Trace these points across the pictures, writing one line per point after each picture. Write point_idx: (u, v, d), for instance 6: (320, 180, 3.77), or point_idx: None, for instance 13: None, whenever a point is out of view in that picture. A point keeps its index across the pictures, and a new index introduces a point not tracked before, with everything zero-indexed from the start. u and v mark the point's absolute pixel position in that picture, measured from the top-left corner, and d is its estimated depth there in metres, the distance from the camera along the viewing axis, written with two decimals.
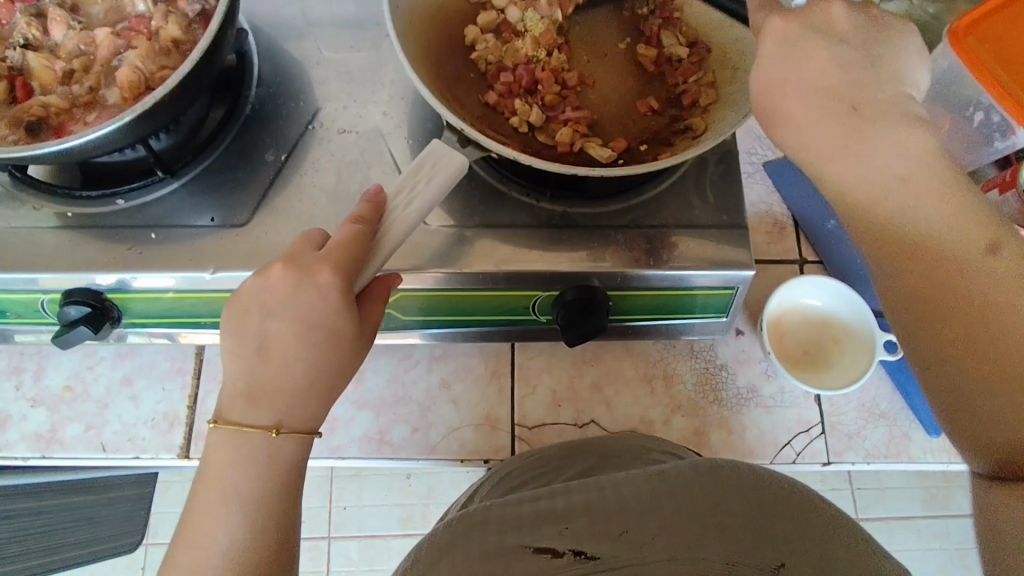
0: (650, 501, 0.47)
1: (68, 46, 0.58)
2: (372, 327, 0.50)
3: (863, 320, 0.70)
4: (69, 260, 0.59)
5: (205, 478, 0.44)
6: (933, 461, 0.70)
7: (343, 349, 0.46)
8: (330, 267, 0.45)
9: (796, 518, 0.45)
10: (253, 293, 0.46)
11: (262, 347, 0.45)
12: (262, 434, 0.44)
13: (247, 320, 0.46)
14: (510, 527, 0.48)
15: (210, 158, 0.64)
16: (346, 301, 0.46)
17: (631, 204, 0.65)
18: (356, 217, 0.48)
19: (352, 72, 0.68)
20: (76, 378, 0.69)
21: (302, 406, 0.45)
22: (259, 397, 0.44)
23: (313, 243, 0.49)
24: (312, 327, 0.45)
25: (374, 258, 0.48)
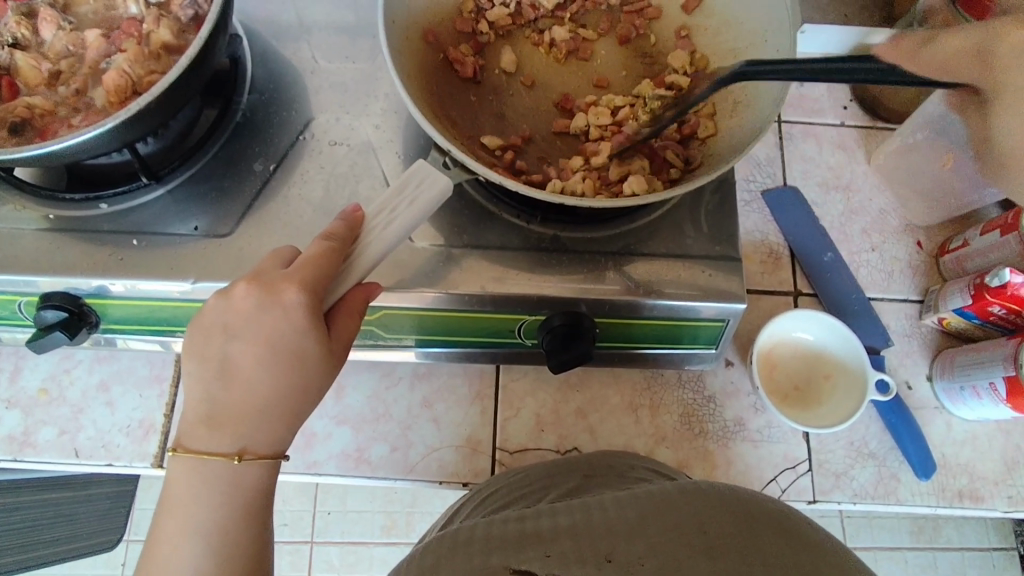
0: (639, 522, 0.44)
1: (57, 46, 0.57)
2: (344, 345, 0.47)
3: (857, 358, 0.68)
4: (47, 263, 0.58)
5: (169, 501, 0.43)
6: (921, 504, 0.68)
7: (310, 371, 0.45)
8: (296, 285, 0.44)
9: (792, 548, 0.43)
10: (215, 312, 0.45)
11: (223, 368, 0.44)
12: (225, 461, 0.43)
13: (212, 340, 0.45)
14: (494, 547, 0.45)
15: (198, 165, 0.63)
16: (313, 322, 0.44)
17: (623, 231, 0.63)
18: (329, 235, 0.47)
19: (346, 83, 0.67)
20: (52, 380, 0.68)
21: (267, 429, 0.44)
22: (221, 422, 0.44)
23: (282, 260, 0.48)
24: (276, 347, 0.44)
25: (347, 276, 0.47)
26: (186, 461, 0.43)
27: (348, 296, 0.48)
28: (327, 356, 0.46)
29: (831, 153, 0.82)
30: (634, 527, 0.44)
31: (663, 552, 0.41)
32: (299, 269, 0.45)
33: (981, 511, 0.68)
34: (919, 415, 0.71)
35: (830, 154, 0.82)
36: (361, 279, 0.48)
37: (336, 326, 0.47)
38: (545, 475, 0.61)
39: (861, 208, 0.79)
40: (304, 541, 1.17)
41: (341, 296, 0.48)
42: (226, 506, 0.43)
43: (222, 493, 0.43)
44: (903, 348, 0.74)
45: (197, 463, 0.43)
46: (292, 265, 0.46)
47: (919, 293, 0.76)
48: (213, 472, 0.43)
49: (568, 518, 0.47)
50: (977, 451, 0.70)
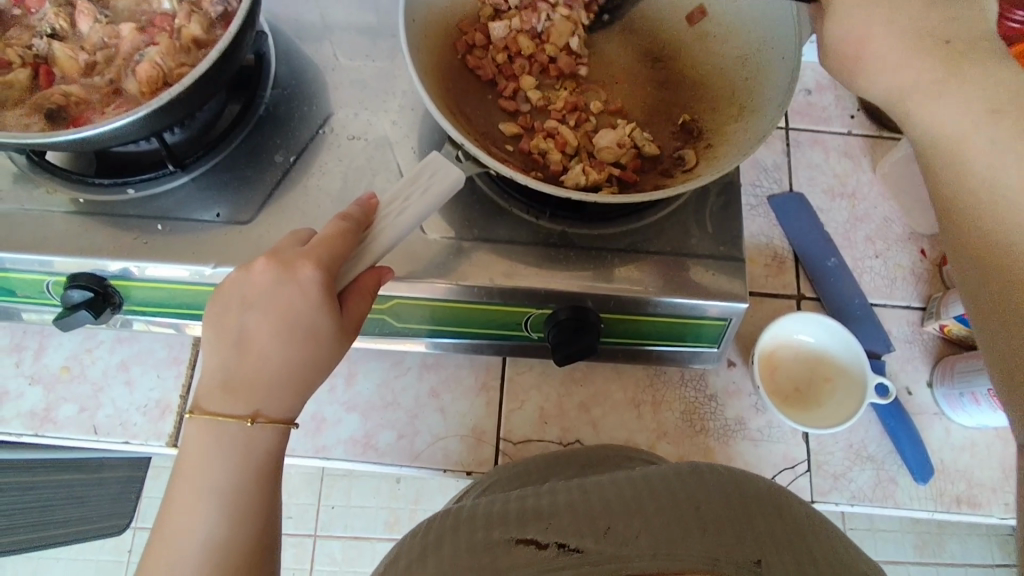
0: (634, 499, 0.46)
1: (93, 38, 0.60)
2: (355, 324, 0.49)
3: (857, 360, 0.69)
4: (76, 245, 0.60)
5: (184, 469, 0.45)
6: (919, 508, 0.69)
7: (323, 347, 0.47)
8: (313, 262, 0.46)
9: (778, 525, 0.45)
10: (236, 286, 0.47)
11: (241, 340, 0.46)
12: (238, 424, 0.45)
13: (229, 311, 0.46)
14: (496, 524, 0.47)
15: (222, 155, 0.66)
16: (327, 299, 0.46)
17: (629, 229, 0.65)
18: (347, 220, 0.49)
19: (366, 80, 0.70)
20: (74, 359, 0.70)
21: (279, 398, 0.46)
22: (237, 388, 0.45)
23: (300, 240, 0.50)
24: (292, 321, 0.46)
25: (362, 259, 0.49)
26: (202, 427, 0.45)
27: (361, 279, 0.50)
28: (340, 334, 0.48)
29: (837, 161, 0.84)
30: (630, 502, 0.46)
31: (659, 524, 0.43)
32: (316, 250, 0.47)
33: (979, 516, 0.69)
34: (918, 420, 0.72)
35: (836, 162, 0.84)
36: (375, 263, 0.50)
37: (348, 308, 0.49)
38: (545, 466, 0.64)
39: (866, 216, 0.81)
40: (307, 533, 1.19)
41: (354, 278, 0.49)
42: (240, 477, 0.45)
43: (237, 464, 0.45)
44: (905, 353, 0.75)
45: (214, 434, 0.45)
46: (308, 244, 0.48)
47: (922, 300, 0.77)
48: (228, 438, 0.45)
49: (567, 496, 0.49)
50: (975, 457, 0.71)
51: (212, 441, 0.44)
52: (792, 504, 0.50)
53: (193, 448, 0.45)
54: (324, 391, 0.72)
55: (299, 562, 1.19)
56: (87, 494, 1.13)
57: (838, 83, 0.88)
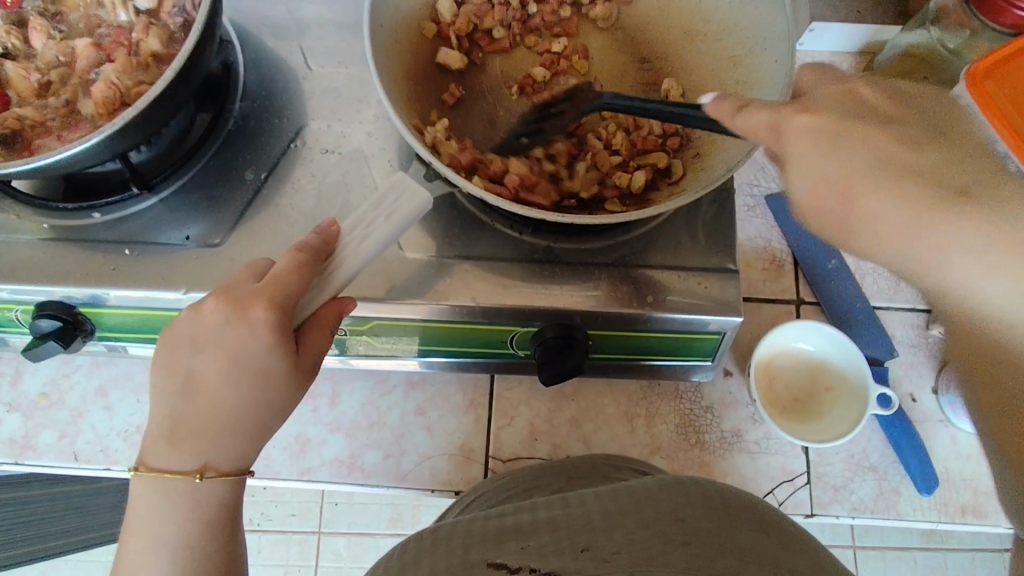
0: (615, 516, 0.45)
1: (47, 56, 0.57)
2: (312, 361, 0.47)
3: (859, 369, 0.67)
4: (40, 273, 0.58)
5: (145, 517, 0.43)
6: (922, 519, 0.67)
7: (274, 389, 0.45)
8: (263, 302, 0.43)
9: (766, 539, 0.43)
10: (184, 327, 0.45)
11: (188, 383, 0.44)
12: (187, 479, 0.43)
13: (178, 354, 0.44)
14: (473, 542, 0.45)
15: (191, 173, 0.63)
16: (280, 340, 0.44)
17: (617, 241, 0.62)
18: (308, 249, 0.47)
19: (339, 88, 0.67)
20: (52, 384, 0.69)
21: (231, 443, 0.44)
22: (183, 438, 0.43)
23: (255, 274, 0.47)
24: (240, 363, 0.43)
25: (322, 291, 0.47)
26: (150, 479, 0.43)
27: (321, 311, 0.47)
28: (295, 373, 0.45)
29: None
30: (612, 519, 0.44)
31: (640, 543, 0.41)
32: (270, 286, 0.44)
33: (985, 526, 0.67)
34: (922, 428, 0.70)
35: None
36: (337, 294, 0.48)
37: (307, 342, 0.46)
38: (530, 478, 0.62)
39: None
40: (312, 531, 1.19)
41: (313, 312, 0.47)
42: (206, 524, 0.44)
43: (201, 508, 0.44)
44: (909, 358, 0.72)
45: (173, 482, 0.43)
46: (262, 280, 0.45)
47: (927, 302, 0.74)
48: (176, 488, 0.43)
49: (547, 513, 0.47)
50: (982, 466, 0.68)
51: (166, 495, 0.43)
52: (778, 519, 0.48)
53: (154, 496, 0.43)
54: (308, 411, 0.70)
55: (304, 559, 1.19)
56: (86, 502, 1.14)
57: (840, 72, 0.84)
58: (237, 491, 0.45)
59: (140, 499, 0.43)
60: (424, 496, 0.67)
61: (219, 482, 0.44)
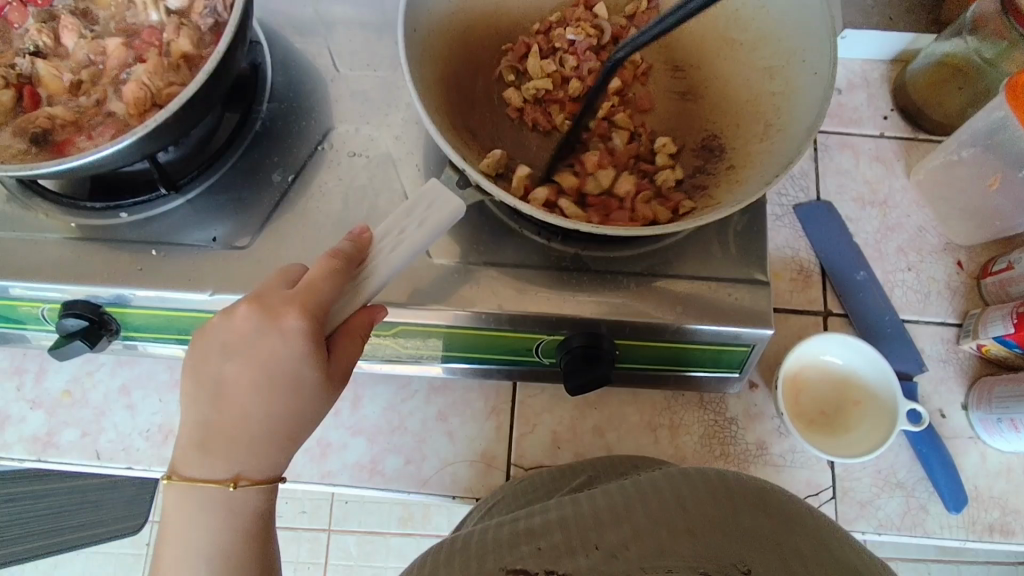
0: (623, 509, 0.44)
1: (78, 55, 0.57)
2: (344, 370, 0.46)
3: (887, 383, 0.66)
4: (67, 272, 0.58)
5: (177, 531, 0.43)
6: (950, 538, 0.66)
7: (305, 398, 0.44)
8: (296, 310, 0.43)
9: (775, 521, 0.42)
10: (216, 333, 0.44)
11: (218, 388, 0.44)
12: (220, 488, 0.43)
13: (209, 359, 0.44)
14: (488, 550, 0.43)
15: (218, 174, 0.63)
16: (313, 348, 0.43)
17: (646, 251, 0.62)
18: (339, 256, 0.46)
19: (367, 91, 0.66)
20: (76, 382, 0.69)
21: (262, 452, 0.43)
22: (215, 446, 0.43)
23: (287, 281, 0.47)
24: (272, 371, 0.43)
25: (354, 298, 0.46)
26: (182, 489, 0.43)
27: (352, 319, 0.47)
28: (327, 382, 0.45)
29: (868, 166, 0.79)
30: (619, 513, 0.44)
31: (647, 535, 0.41)
32: (302, 293, 0.44)
33: (1015, 546, 0.65)
34: (951, 445, 0.68)
35: (867, 167, 0.79)
36: (367, 303, 0.48)
37: (338, 350, 0.46)
38: (550, 480, 0.61)
39: (898, 225, 0.76)
40: (322, 529, 1.19)
41: (345, 320, 0.47)
42: (232, 535, 0.44)
43: (230, 515, 0.43)
44: (938, 373, 0.71)
45: (198, 489, 0.43)
46: (294, 287, 0.45)
47: (957, 316, 0.73)
48: (209, 498, 0.43)
49: (561, 511, 0.46)
50: (1011, 484, 0.67)
51: (198, 507, 0.43)
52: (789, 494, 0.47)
53: (181, 502, 0.43)
54: (329, 414, 0.70)
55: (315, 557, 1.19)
56: (103, 497, 1.14)
57: (870, 80, 0.83)
58: (266, 498, 0.45)
59: (169, 502, 0.43)
60: (445, 503, 0.67)
61: (251, 493, 0.43)
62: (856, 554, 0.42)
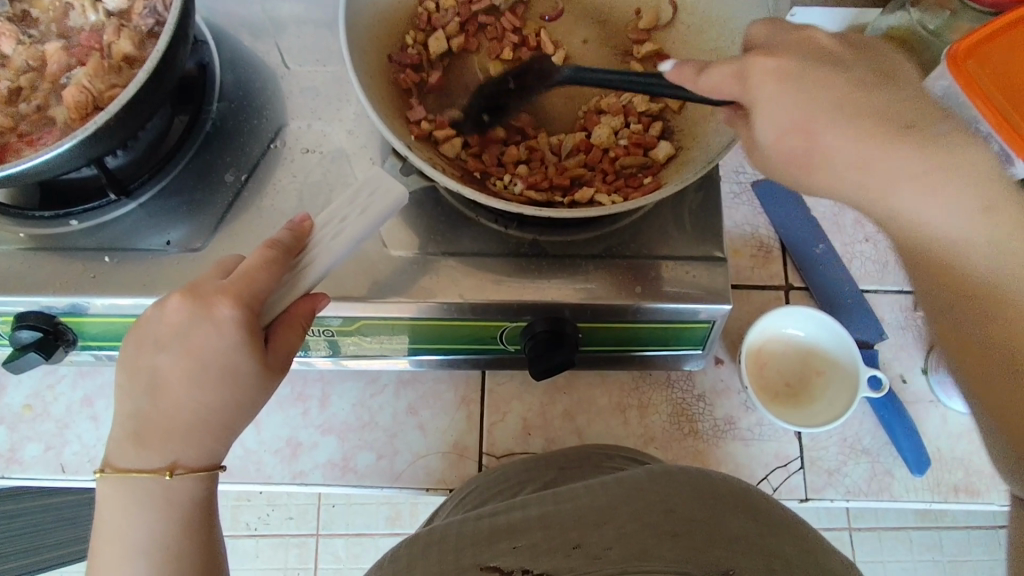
0: (606, 511, 0.44)
1: (17, 61, 0.56)
2: (283, 360, 0.46)
3: (849, 353, 0.67)
4: (19, 282, 0.57)
5: (117, 527, 0.43)
6: (916, 500, 0.67)
7: (242, 388, 0.44)
8: (230, 299, 0.43)
9: (755, 526, 0.43)
10: (151, 323, 0.44)
11: (153, 383, 0.43)
12: (156, 478, 0.42)
13: (142, 352, 0.43)
14: (465, 545, 0.44)
15: (169, 177, 0.62)
16: (247, 338, 0.43)
17: (603, 233, 0.62)
18: (275, 243, 0.46)
19: (317, 87, 0.66)
20: (37, 396, 0.68)
21: (206, 442, 0.43)
22: (154, 440, 0.42)
23: (222, 270, 0.47)
24: (204, 364, 0.42)
25: (292, 288, 0.46)
26: (118, 482, 0.42)
27: (293, 308, 0.46)
28: (262, 374, 0.44)
29: None
30: (601, 514, 0.44)
31: (629, 535, 0.41)
32: (238, 284, 0.43)
33: (977, 504, 0.67)
34: (912, 409, 0.70)
35: None
36: (308, 291, 0.47)
37: (277, 340, 0.46)
38: (522, 471, 0.62)
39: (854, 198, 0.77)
40: (309, 533, 1.18)
41: (285, 309, 0.46)
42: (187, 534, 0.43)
43: (173, 509, 0.43)
44: (898, 340, 0.72)
45: (145, 488, 0.42)
46: (230, 277, 0.44)
47: None
48: (146, 488, 0.42)
49: (538, 510, 0.47)
50: (973, 445, 0.69)
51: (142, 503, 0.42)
52: (768, 501, 0.48)
53: (129, 503, 0.42)
54: (298, 414, 0.69)
55: (303, 561, 1.18)
56: (79, 514, 1.12)
57: None
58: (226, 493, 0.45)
59: (114, 507, 0.42)
60: (419, 495, 0.67)
61: (189, 481, 0.43)
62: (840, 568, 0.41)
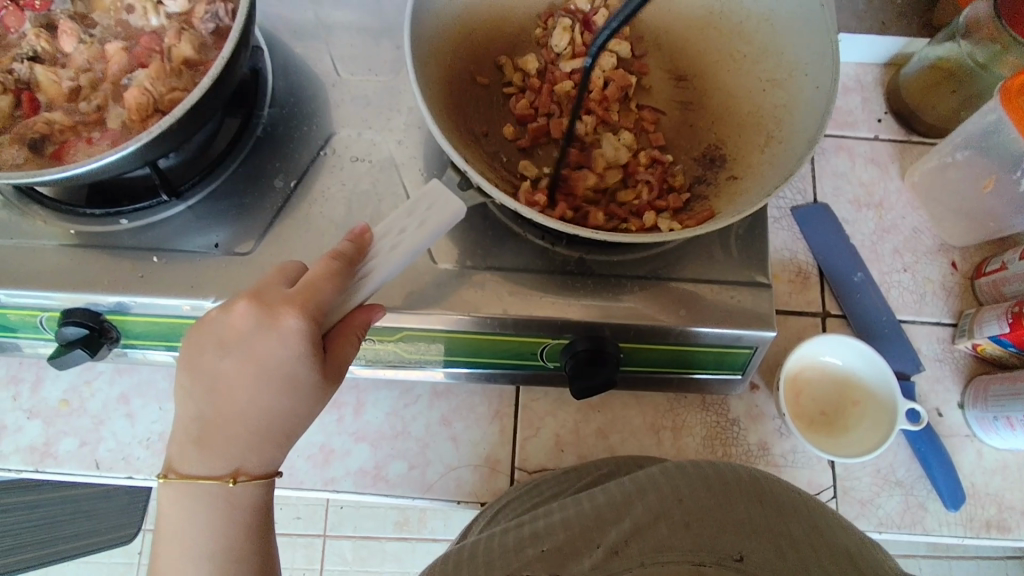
0: (623, 506, 0.45)
1: (77, 60, 0.56)
2: (338, 369, 0.46)
3: (888, 385, 0.66)
4: (68, 278, 0.57)
5: (174, 533, 0.43)
6: (949, 534, 0.66)
7: (300, 398, 0.44)
8: (295, 310, 0.43)
9: (763, 509, 0.44)
10: (213, 328, 0.44)
11: (215, 388, 0.43)
12: (219, 484, 0.42)
13: (204, 355, 0.43)
14: (496, 556, 0.43)
15: (219, 181, 0.62)
16: (310, 349, 0.43)
17: (650, 255, 0.62)
18: (337, 253, 0.46)
19: (368, 96, 0.66)
20: (74, 391, 0.68)
21: (264, 450, 0.43)
22: (212, 446, 0.42)
23: (285, 278, 0.47)
24: (267, 371, 0.42)
25: (351, 298, 0.46)
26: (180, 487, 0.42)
27: (350, 317, 0.47)
28: (321, 383, 0.45)
29: (864, 168, 0.80)
30: (620, 511, 0.44)
31: (649, 533, 0.42)
32: (303, 294, 0.44)
33: (1010, 542, 0.66)
34: (948, 443, 0.70)
35: (862, 169, 0.80)
36: (364, 303, 0.47)
37: (334, 349, 0.46)
38: (554, 484, 0.61)
39: (893, 227, 0.77)
40: (318, 534, 1.18)
41: (342, 318, 0.46)
42: (242, 542, 0.44)
43: (233, 513, 0.43)
44: (935, 372, 0.72)
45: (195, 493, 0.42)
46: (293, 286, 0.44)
47: (952, 316, 0.74)
48: (207, 493, 0.42)
49: (560, 512, 0.46)
50: (1008, 481, 0.68)
51: (192, 507, 0.42)
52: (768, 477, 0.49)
53: (180, 507, 0.42)
54: (332, 421, 0.69)
55: (310, 562, 1.18)
56: (95, 507, 1.13)
57: (865, 83, 0.84)
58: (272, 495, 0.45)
59: (163, 510, 0.43)
60: (449, 508, 0.67)
61: (249, 488, 0.43)
62: (842, 546, 0.44)
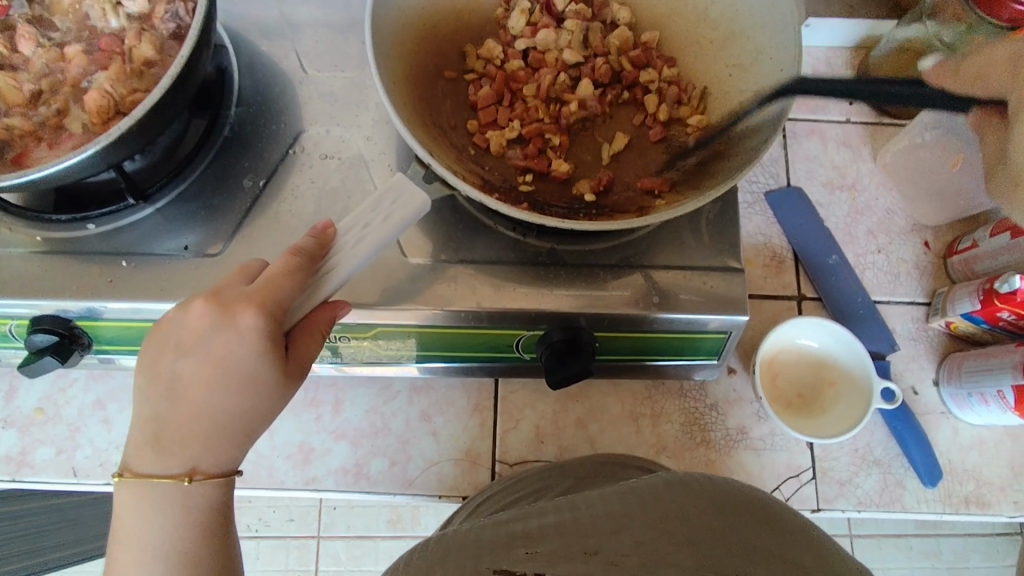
0: (623, 516, 0.43)
1: (37, 64, 0.56)
2: (302, 365, 0.46)
3: (862, 364, 0.67)
4: (35, 286, 0.57)
5: (134, 535, 0.43)
6: (927, 511, 0.67)
7: (260, 397, 0.44)
8: (253, 307, 0.43)
9: (773, 537, 0.42)
10: (172, 328, 0.44)
11: (173, 388, 0.43)
12: (174, 483, 0.42)
13: (163, 357, 0.43)
14: (483, 549, 0.42)
15: (186, 183, 0.62)
16: (268, 345, 0.43)
17: (621, 243, 0.62)
18: (297, 249, 0.46)
19: (336, 93, 0.66)
20: (48, 399, 0.67)
21: (220, 449, 0.43)
22: (167, 446, 0.42)
23: (245, 276, 0.46)
24: (226, 370, 0.42)
25: (314, 294, 0.46)
26: (135, 485, 0.42)
27: (313, 314, 0.47)
28: (283, 381, 0.45)
29: (837, 151, 0.80)
30: (619, 519, 0.43)
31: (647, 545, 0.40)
32: (262, 291, 0.43)
33: (988, 516, 0.67)
34: (924, 421, 0.70)
35: (835, 152, 0.80)
36: (327, 299, 0.47)
37: (297, 347, 0.46)
38: (538, 479, 0.62)
39: (867, 209, 0.78)
40: (311, 535, 1.17)
41: (305, 314, 0.46)
42: (199, 543, 0.44)
43: (188, 513, 0.43)
44: (910, 351, 0.73)
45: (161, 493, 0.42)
46: (253, 283, 0.44)
47: (926, 295, 0.74)
48: (165, 492, 0.42)
49: (554, 514, 0.45)
50: (984, 456, 0.69)
51: (157, 508, 0.42)
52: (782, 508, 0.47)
53: (149, 509, 0.42)
54: (311, 420, 0.69)
55: (302, 564, 1.17)
56: (81, 515, 1.12)
57: (836, 67, 0.84)
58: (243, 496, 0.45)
59: (133, 514, 0.43)
60: (431, 502, 0.67)
61: (206, 485, 0.43)
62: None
